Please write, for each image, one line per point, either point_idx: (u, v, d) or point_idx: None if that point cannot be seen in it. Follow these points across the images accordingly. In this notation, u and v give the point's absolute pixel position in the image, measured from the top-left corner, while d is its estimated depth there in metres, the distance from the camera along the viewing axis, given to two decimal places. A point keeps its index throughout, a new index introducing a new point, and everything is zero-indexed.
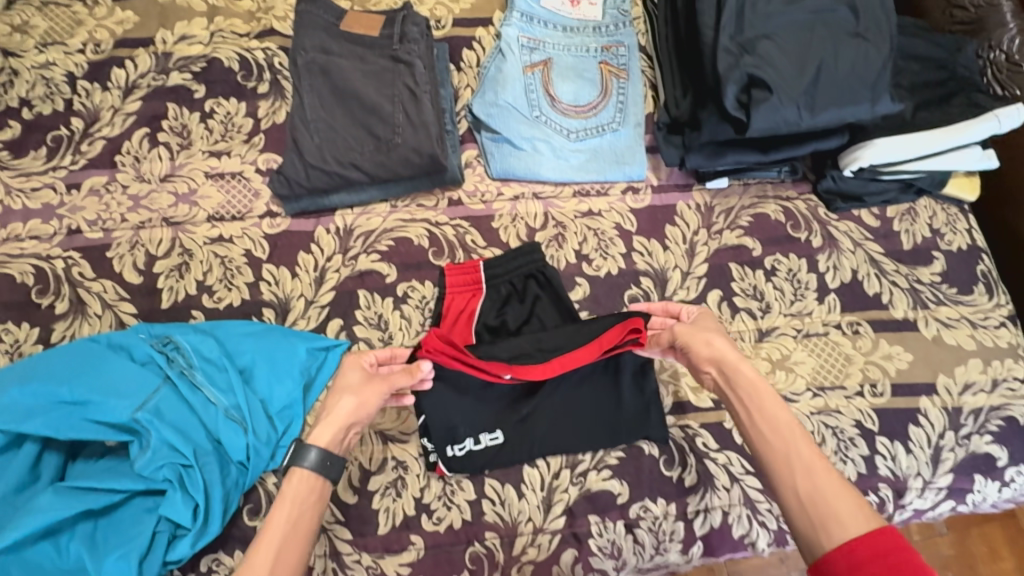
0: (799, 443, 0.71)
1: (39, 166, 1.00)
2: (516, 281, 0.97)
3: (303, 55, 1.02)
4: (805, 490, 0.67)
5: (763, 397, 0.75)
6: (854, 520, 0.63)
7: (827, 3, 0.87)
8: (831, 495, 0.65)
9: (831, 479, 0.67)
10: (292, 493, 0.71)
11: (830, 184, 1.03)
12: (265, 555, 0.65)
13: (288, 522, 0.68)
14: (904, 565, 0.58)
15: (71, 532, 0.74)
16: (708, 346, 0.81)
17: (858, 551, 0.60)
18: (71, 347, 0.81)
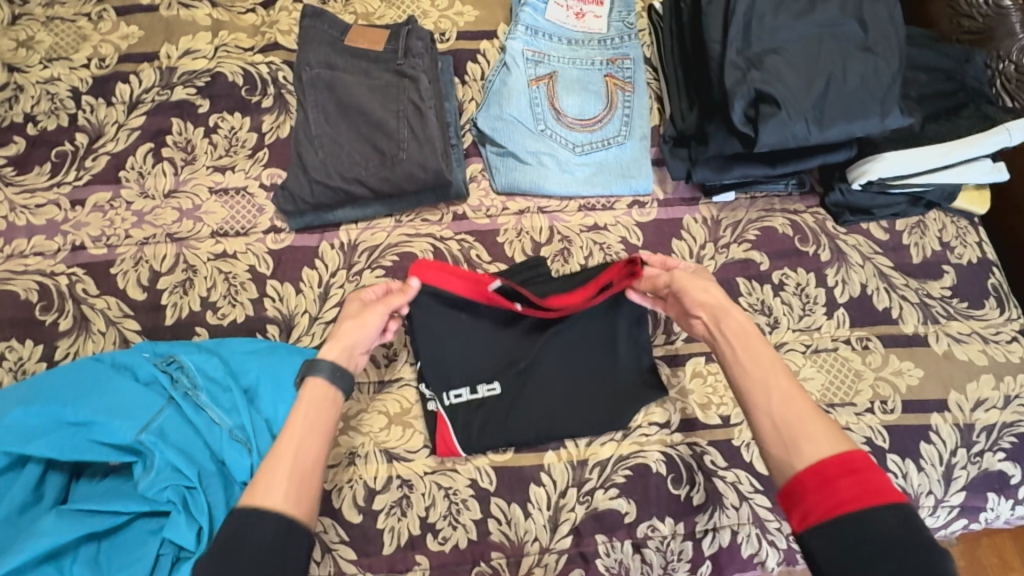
0: (779, 372, 0.70)
1: (44, 182, 1.00)
2: (522, 290, 0.96)
3: (307, 70, 1.02)
4: (779, 412, 0.66)
5: (749, 335, 0.75)
6: (824, 442, 0.62)
7: (835, 17, 0.86)
8: (805, 419, 0.64)
9: (805, 406, 0.66)
10: (310, 395, 0.72)
11: (838, 198, 1.02)
12: (292, 442, 0.67)
13: (309, 420, 0.69)
14: (873, 484, 0.57)
15: (74, 555, 0.73)
16: (703, 294, 0.81)
17: (826, 467, 0.59)
18: (76, 366, 0.81)
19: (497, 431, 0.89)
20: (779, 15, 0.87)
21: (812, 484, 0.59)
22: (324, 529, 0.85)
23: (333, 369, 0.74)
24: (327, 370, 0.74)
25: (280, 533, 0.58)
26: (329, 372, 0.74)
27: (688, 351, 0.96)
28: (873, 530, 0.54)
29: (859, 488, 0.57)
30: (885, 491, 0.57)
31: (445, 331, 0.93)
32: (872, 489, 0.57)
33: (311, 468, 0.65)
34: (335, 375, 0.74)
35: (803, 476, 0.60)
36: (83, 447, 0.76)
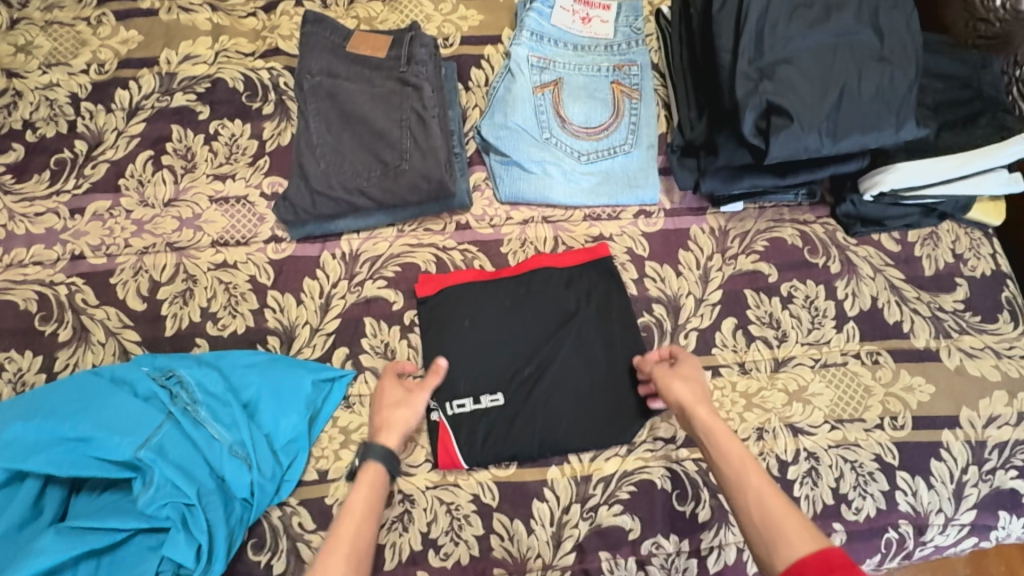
0: (750, 472, 0.73)
1: (43, 190, 0.98)
2: (524, 292, 0.95)
3: (309, 77, 1.00)
4: (758, 515, 0.70)
5: (716, 434, 0.78)
6: (800, 542, 0.65)
7: (851, 25, 0.84)
8: (781, 518, 0.68)
9: (780, 505, 0.69)
10: (366, 478, 0.77)
11: (849, 209, 1.00)
12: (350, 526, 0.72)
13: (366, 504, 0.75)
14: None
15: (73, 572, 0.73)
16: (671, 392, 0.83)
17: (805, 570, 0.63)
18: (74, 379, 0.81)
19: (502, 443, 0.88)
20: (793, 24, 0.84)
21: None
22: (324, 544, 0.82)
23: (386, 454, 0.80)
24: (381, 455, 0.79)
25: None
26: (383, 457, 0.79)
27: None
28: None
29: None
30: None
31: (450, 339, 0.93)
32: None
33: (366, 552, 0.71)
34: (388, 461, 0.80)
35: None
36: (81, 463, 0.75)
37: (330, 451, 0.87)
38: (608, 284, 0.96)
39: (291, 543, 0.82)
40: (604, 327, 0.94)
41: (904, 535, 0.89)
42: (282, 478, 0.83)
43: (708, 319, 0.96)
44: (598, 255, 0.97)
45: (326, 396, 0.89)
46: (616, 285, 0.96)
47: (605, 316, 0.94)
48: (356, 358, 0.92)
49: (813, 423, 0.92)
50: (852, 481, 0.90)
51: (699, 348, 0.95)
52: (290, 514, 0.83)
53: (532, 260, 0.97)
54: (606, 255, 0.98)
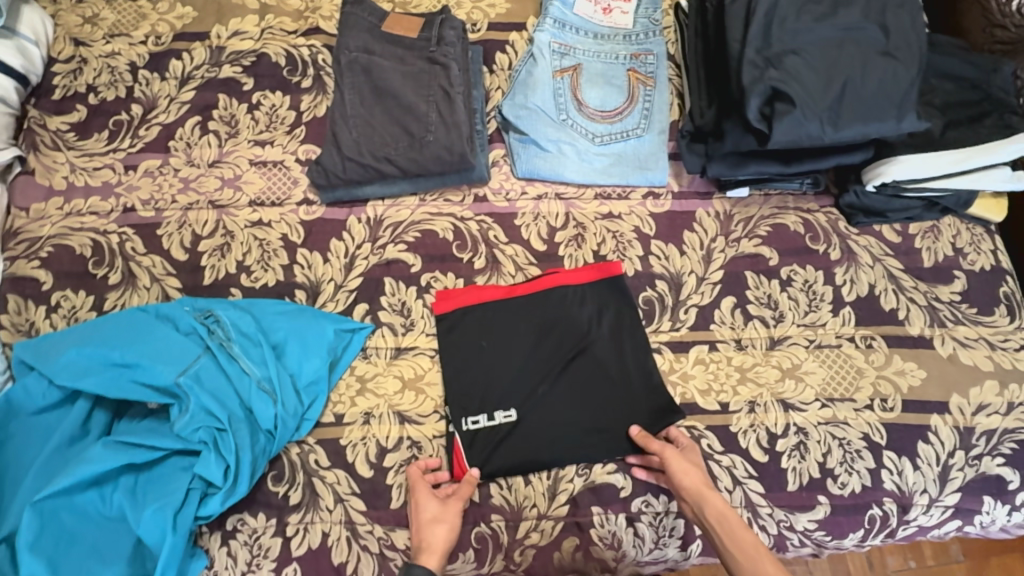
0: (763, 559, 0.78)
1: (101, 147, 1.08)
2: (539, 310, 0.98)
3: (346, 54, 1.08)
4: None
5: (730, 520, 0.81)
6: None
7: (857, 20, 0.88)
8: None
9: None
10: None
11: (852, 199, 1.03)
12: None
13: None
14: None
15: (115, 483, 0.82)
16: (686, 476, 0.85)
17: None
18: (124, 315, 0.90)
19: (516, 457, 0.91)
20: (801, 17, 0.89)
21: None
22: (337, 481, 0.90)
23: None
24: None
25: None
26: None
27: (693, 339, 0.99)
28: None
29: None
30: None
31: (466, 356, 0.96)
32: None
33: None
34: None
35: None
36: (126, 387, 0.84)
37: (347, 397, 0.94)
38: (619, 300, 1.00)
39: (307, 478, 0.90)
40: (615, 342, 0.97)
41: (888, 513, 0.92)
42: (303, 416, 0.91)
43: (707, 297, 1.01)
44: (610, 273, 1.01)
45: (346, 345, 0.96)
46: (627, 303, 1.00)
47: (617, 333, 0.98)
48: (375, 314, 0.99)
49: (804, 400, 0.96)
50: (839, 458, 0.94)
51: (698, 323, 1.00)
52: (308, 451, 0.91)
53: (550, 278, 1.00)
54: (618, 273, 1.01)
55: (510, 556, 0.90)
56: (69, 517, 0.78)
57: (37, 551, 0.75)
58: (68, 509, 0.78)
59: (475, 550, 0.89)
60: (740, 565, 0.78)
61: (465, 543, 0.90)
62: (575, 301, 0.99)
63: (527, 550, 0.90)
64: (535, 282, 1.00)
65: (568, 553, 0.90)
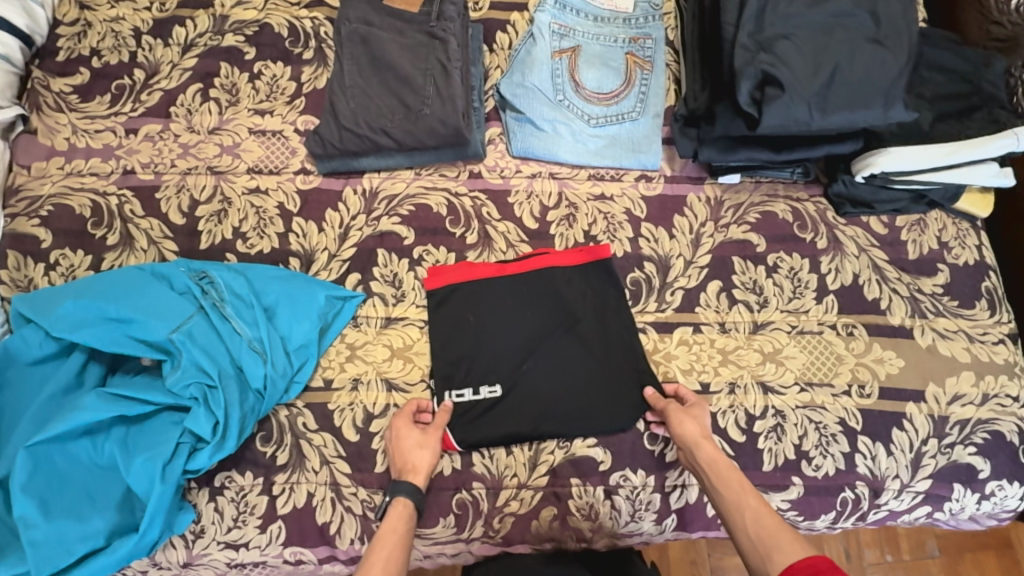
0: (749, 495, 0.82)
1: (103, 110, 1.10)
2: (526, 288, 1.00)
3: (346, 25, 1.09)
4: (753, 529, 0.78)
5: (720, 466, 0.85)
6: (792, 549, 0.74)
7: (849, 7, 0.89)
8: (774, 532, 0.76)
9: (772, 518, 0.78)
10: (396, 513, 0.84)
11: (841, 188, 1.05)
12: (383, 549, 0.79)
13: (397, 535, 0.81)
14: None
15: (107, 434, 0.84)
16: (683, 427, 0.89)
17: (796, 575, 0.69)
18: (121, 272, 0.92)
19: (499, 430, 0.93)
20: (794, 3, 0.89)
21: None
22: (324, 443, 0.92)
23: (414, 490, 0.86)
24: (409, 491, 0.85)
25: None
26: (410, 492, 0.85)
27: (678, 320, 1.01)
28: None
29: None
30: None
31: (452, 331, 0.98)
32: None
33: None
34: (416, 497, 0.85)
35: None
36: (122, 341, 0.86)
37: (336, 363, 0.96)
38: (606, 281, 1.01)
39: (295, 439, 0.92)
40: (601, 321, 0.99)
41: (860, 496, 0.95)
42: (292, 378, 0.93)
43: (694, 280, 1.03)
44: (599, 256, 1.02)
45: (337, 311, 0.98)
46: (613, 284, 1.01)
47: (603, 312, 1.00)
48: (367, 284, 1.01)
49: (783, 384, 0.98)
50: (815, 441, 0.96)
51: (683, 305, 1.02)
52: (296, 414, 0.93)
53: (539, 258, 1.01)
54: (607, 255, 1.03)
55: (490, 522, 0.92)
56: (61, 463, 0.81)
57: (29, 493, 0.77)
58: (61, 455, 0.81)
59: (456, 515, 0.92)
60: (725, 502, 0.83)
61: (446, 508, 0.92)
62: (563, 282, 1.00)
63: (507, 517, 0.93)
64: (526, 258, 1.02)
65: (545, 522, 0.93)
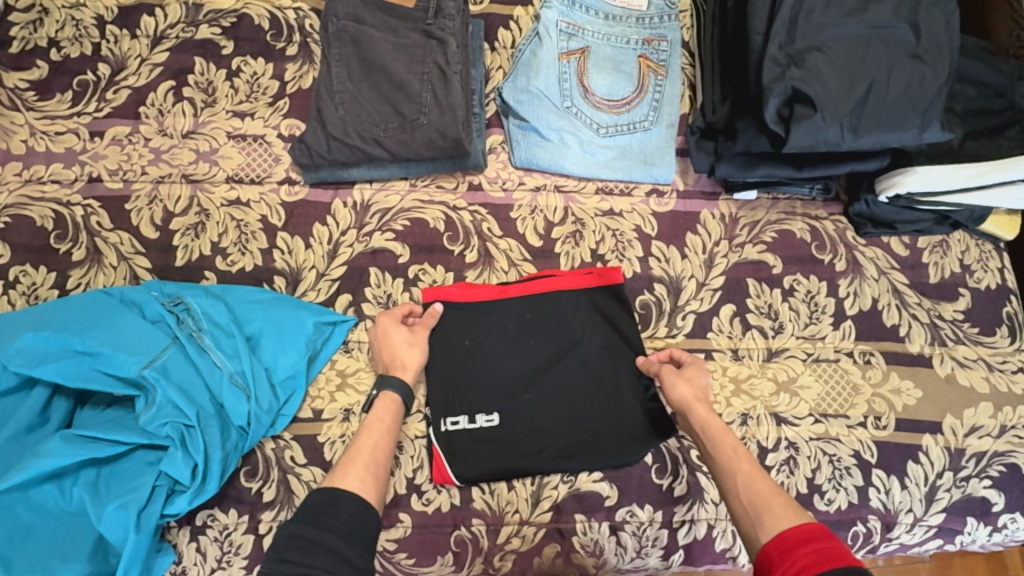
0: (742, 458, 0.76)
1: (64, 110, 0.99)
2: (528, 311, 0.93)
3: (334, 21, 0.99)
4: (744, 493, 0.72)
5: (713, 428, 0.80)
6: (783, 513, 0.67)
7: (887, 18, 0.82)
8: (766, 496, 0.70)
9: (765, 482, 0.72)
10: (384, 406, 0.81)
11: (862, 208, 0.99)
12: (369, 439, 0.77)
13: (385, 426, 0.79)
14: (830, 551, 0.60)
15: (75, 477, 0.78)
16: (675, 390, 0.85)
17: (788, 539, 0.64)
18: (85, 297, 0.84)
19: (497, 463, 0.88)
20: (828, 11, 0.82)
21: (777, 554, 0.63)
22: (313, 479, 0.86)
23: (403, 387, 0.84)
24: (398, 387, 0.83)
25: (358, 513, 0.68)
26: (399, 388, 0.83)
27: (689, 346, 0.95)
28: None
29: (814, 556, 0.60)
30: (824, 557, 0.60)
31: (447, 356, 0.91)
32: (819, 555, 0.60)
33: (382, 465, 0.75)
34: (404, 391, 0.83)
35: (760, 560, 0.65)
36: (89, 376, 0.79)
37: (326, 393, 0.90)
38: (614, 308, 0.95)
39: (282, 474, 0.86)
40: (609, 351, 0.93)
41: (871, 530, 0.90)
42: (278, 412, 0.87)
43: (707, 303, 0.97)
44: (609, 280, 0.95)
45: (326, 338, 0.91)
46: (622, 311, 0.95)
47: (611, 342, 0.93)
48: (358, 306, 0.94)
49: (797, 414, 0.93)
50: (828, 474, 0.91)
51: (695, 331, 0.96)
52: (283, 448, 0.87)
53: (545, 280, 0.95)
54: (617, 280, 0.95)
55: (490, 560, 0.88)
56: (24, 511, 0.75)
57: None
58: (25, 503, 0.75)
59: (455, 553, 0.87)
60: (717, 465, 0.77)
61: (444, 546, 0.87)
62: (569, 307, 0.94)
63: (508, 555, 0.88)
64: (528, 278, 0.96)
65: (548, 559, 0.88)
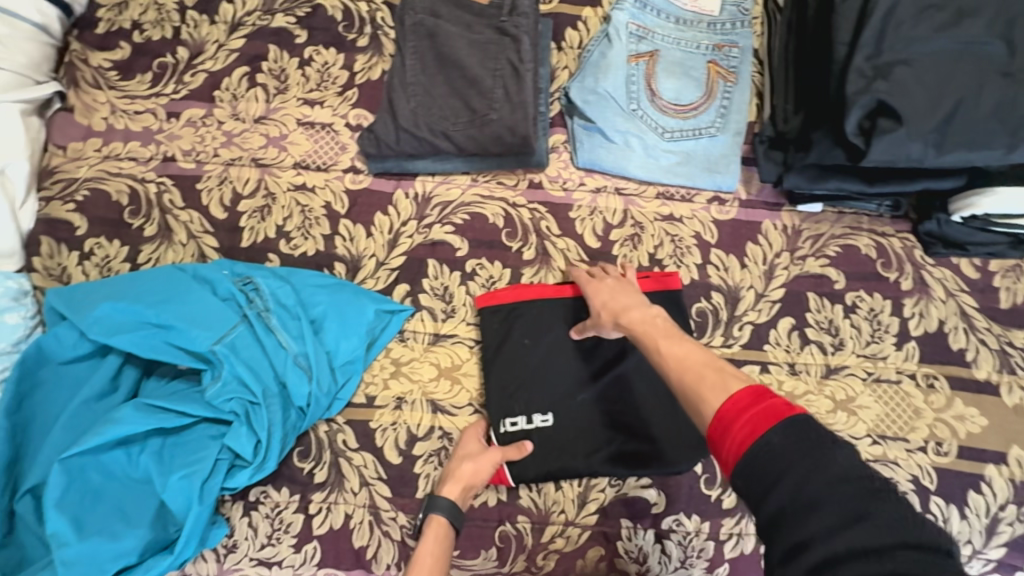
0: (669, 350, 0.72)
1: (144, 90, 1.03)
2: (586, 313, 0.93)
3: (410, 15, 1.00)
4: (679, 382, 0.68)
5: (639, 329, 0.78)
6: (715, 393, 0.62)
7: (980, 33, 0.79)
8: (698, 380, 0.65)
9: (694, 366, 0.68)
10: (435, 533, 0.79)
11: (933, 227, 0.97)
12: None
13: (433, 559, 0.76)
14: (772, 409, 0.57)
15: (142, 445, 0.80)
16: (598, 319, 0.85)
17: (728, 413, 0.59)
18: (160, 272, 0.87)
19: (551, 464, 0.87)
20: (919, 25, 0.80)
21: (728, 421, 0.59)
22: (364, 464, 0.87)
23: (452, 506, 0.80)
24: (447, 509, 0.80)
25: None
26: (448, 509, 0.80)
27: (745, 357, 0.94)
28: (773, 453, 0.54)
29: (763, 414, 0.57)
30: (779, 410, 0.56)
31: (505, 353, 0.91)
32: (768, 412, 0.57)
33: None
34: (454, 514, 0.80)
35: (709, 433, 0.61)
36: (161, 348, 0.82)
37: (380, 380, 0.91)
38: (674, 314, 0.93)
39: (334, 457, 0.87)
40: None
41: None
42: (336, 396, 0.88)
43: (765, 315, 0.96)
44: (669, 286, 0.94)
45: (384, 326, 0.92)
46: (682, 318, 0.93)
47: None
48: (415, 296, 0.95)
49: (854, 434, 0.91)
50: None
51: (752, 342, 0.95)
52: (336, 432, 0.88)
53: None
54: (676, 285, 0.95)
55: (533, 559, 0.87)
56: (94, 476, 0.77)
57: (62, 507, 0.74)
58: (94, 467, 0.77)
59: (499, 549, 0.87)
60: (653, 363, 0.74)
61: (489, 540, 0.88)
62: None
63: (551, 555, 0.87)
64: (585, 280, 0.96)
65: (591, 563, 0.87)
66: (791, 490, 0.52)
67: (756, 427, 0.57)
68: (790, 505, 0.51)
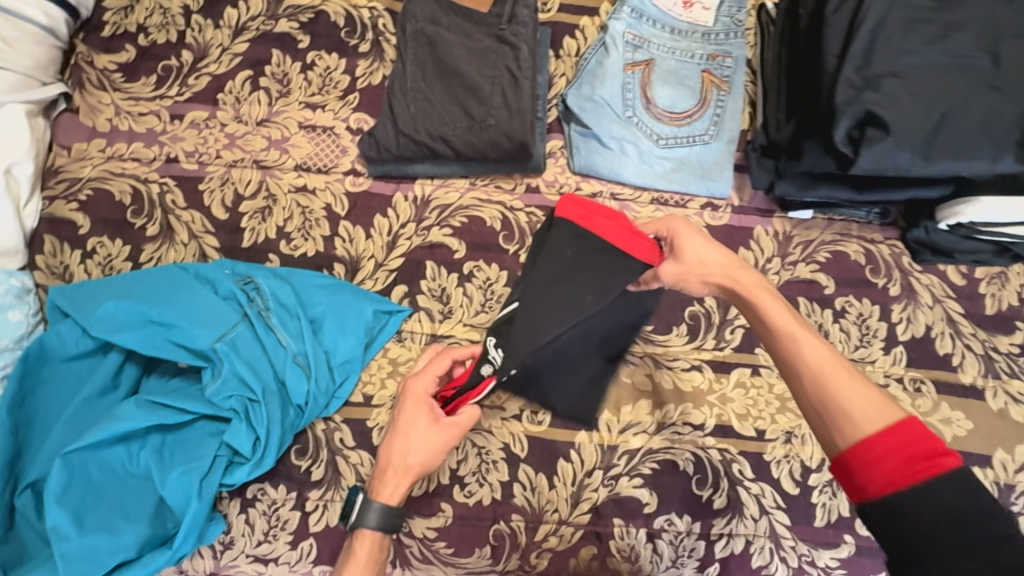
0: (802, 342, 0.65)
1: (148, 92, 1.04)
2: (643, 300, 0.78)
3: (412, 22, 1.02)
4: (811, 387, 0.63)
5: (762, 306, 0.69)
6: (866, 416, 0.59)
7: (966, 47, 0.81)
8: (840, 389, 0.61)
9: (836, 372, 0.62)
10: (364, 545, 0.76)
11: (921, 235, 0.99)
12: None
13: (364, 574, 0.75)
14: (928, 451, 0.55)
15: (142, 442, 0.81)
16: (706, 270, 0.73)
17: (875, 446, 0.57)
18: (163, 271, 0.88)
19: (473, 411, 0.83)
20: (908, 39, 0.82)
21: (877, 453, 0.57)
22: (360, 462, 0.87)
23: (385, 515, 0.76)
24: (378, 520, 0.76)
25: None
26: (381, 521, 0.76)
27: (737, 360, 0.97)
28: (934, 502, 0.53)
29: (921, 459, 0.55)
30: (942, 458, 0.55)
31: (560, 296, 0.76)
32: (926, 458, 0.55)
33: None
34: (386, 524, 0.76)
35: (844, 456, 0.59)
36: (161, 346, 0.83)
37: (377, 379, 0.91)
38: None
39: (331, 455, 0.87)
40: None
41: None
42: (334, 394, 0.90)
43: None
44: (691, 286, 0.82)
45: (382, 326, 0.94)
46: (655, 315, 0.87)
47: None
48: (413, 297, 0.96)
49: None
50: None
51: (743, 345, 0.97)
52: (333, 430, 0.88)
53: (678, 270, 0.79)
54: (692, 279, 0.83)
55: (527, 557, 0.89)
56: (95, 472, 0.78)
57: (63, 503, 0.75)
58: (95, 463, 0.79)
59: (493, 547, 0.89)
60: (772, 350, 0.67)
61: (483, 538, 0.89)
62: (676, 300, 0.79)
63: (544, 554, 0.89)
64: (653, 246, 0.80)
65: (583, 562, 0.89)
66: (936, 536, 0.52)
67: (909, 467, 0.55)
68: (935, 548, 0.52)
